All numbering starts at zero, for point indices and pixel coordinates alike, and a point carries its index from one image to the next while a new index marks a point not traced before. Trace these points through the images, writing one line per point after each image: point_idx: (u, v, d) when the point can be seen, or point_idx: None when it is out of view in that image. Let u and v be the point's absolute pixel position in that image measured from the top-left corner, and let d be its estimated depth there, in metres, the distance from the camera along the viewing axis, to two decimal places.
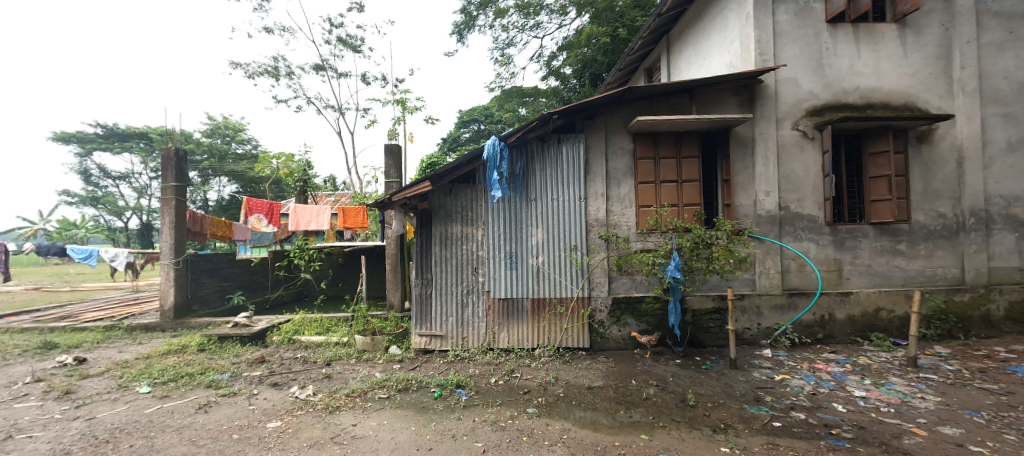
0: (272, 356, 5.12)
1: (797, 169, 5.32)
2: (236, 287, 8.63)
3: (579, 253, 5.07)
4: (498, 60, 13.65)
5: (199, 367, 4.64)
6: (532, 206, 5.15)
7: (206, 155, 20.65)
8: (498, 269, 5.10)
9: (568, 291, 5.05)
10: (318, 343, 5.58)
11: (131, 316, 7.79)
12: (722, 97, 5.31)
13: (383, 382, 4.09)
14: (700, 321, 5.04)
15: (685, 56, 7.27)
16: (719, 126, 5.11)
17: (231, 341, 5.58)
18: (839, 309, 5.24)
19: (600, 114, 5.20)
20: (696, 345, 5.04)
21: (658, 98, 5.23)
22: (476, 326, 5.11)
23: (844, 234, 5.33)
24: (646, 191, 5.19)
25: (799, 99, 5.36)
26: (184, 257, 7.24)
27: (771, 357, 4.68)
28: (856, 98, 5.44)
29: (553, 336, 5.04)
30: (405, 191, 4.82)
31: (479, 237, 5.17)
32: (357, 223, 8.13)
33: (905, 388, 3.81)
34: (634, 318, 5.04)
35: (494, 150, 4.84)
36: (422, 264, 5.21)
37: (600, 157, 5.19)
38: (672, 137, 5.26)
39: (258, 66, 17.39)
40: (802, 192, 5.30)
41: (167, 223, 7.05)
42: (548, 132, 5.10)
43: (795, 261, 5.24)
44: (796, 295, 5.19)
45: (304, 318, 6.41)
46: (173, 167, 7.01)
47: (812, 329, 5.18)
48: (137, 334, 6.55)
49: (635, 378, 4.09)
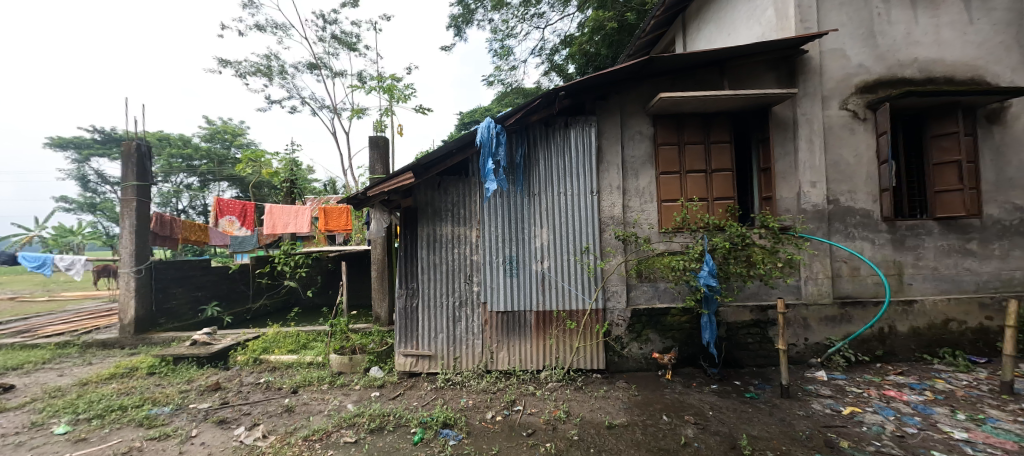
0: (230, 381, 4.35)
1: (846, 155, 4.52)
2: (210, 297, 7.93)
3: (592, 257, 4.28)
4: (498, 52, 12.81)
5: (137, 399, 3.87)
6: (535, 202, 4.36)
7: (205, 159, 19.88)
8: (496, 276, 4.31)
9: (580, 303, 4.26)
10: (288, 363, 4.80)
11: (96, 330, 7.08)
12: (757, 71, 4.50)
13: (353, 418, 3.31)
14: (736, 337, 4.24)
15: (706, 34, 6.47)
16: (756, 104, 4.33)
17: (186, 363, 4.79)
18: (901, 321, 4.42)
19: (614, 93, 4.43)
20: (731, 364, 4.25)
21: (681, 73, 4.45)
22: (470, 344, 4.32)
23: (904, 231, 4.52)
24: (670, 183, 4.42)
25: (848, 74, 4.57)
26: (148, 264, 6.49)
27: (827, 381, 3.86)
28: (913, 71, 4.63)
29: (562, 356, 4.24)
30: (385, 184, 4.05)
31: (473, 239, 4.39)
32: (341, 225, 7.20)
33: (1015, 427, 2.97)
34: (657, 334, 4.24)
35: (488, 134, 4.06)
36: (408, 271, 4.44)
37: (615, 143, 4.41)
38: (699, 120, 4.48)
39: (249, 65, 16.81)
40: (854, 183, 4.50)
41: (126, 227, 6.29)
42: (554, 114, 4.33)
43: (847, 264, 4.43)
44: (850, 305, 4.39)
45: (277, 333, 5.63)
46: (134, 164, 6.28)
47: (870, 345, 4.37)
48: (91, 353, 5.81)
49: (667, 413, 3.27)
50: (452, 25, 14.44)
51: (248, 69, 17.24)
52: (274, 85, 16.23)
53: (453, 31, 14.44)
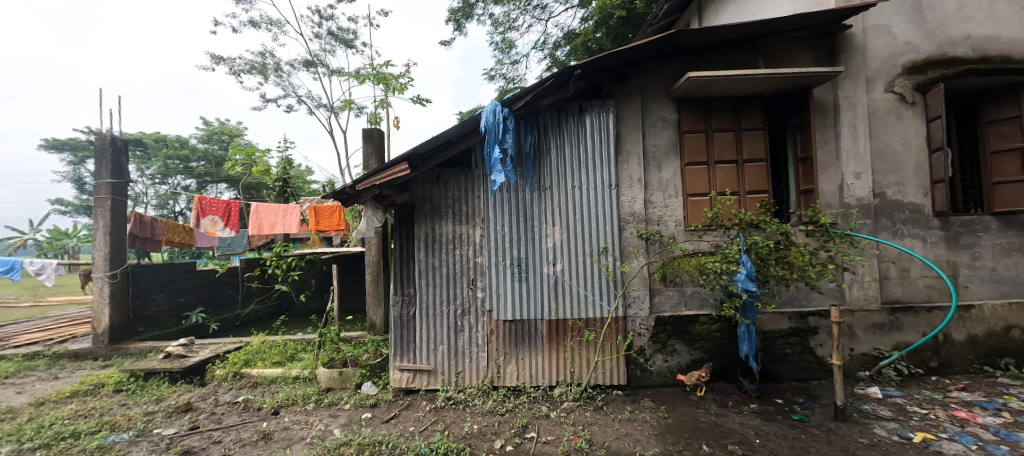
0: (203, 400, 3.87)
1: (893, 143, 4.04)
2: (195, 303, 7.48)
3: (611, 259, 3.80)
4: (498, 46, 12.32)
5: (93, 423, 3.38)
6: (546, 197, 3.88)
7: (203, 161, 19.33)
8: (503, 281, 3.83)
9: (598, 311, 3.78)
10: (271, 378, 4.31)
11: (71, 339, 6.60)
12: (793, 49, 4.02)
13: (339, 449, 2.83)
14: (773, 348, 3.77)
15: (725, 17, 5.97)
16: (795, 86, 3.85)
17: (158, 378, 4.30)
18: (957, 329, 3.94)
19: (634, 74, 3.96)
20: (768, 379, 3.77)
21: (709, 52, 3.99)
22: (474, 357, 3.83)
23: (959, 228, 4.03)
24: (696, 175, 3.94)
25: (893, 53, 4.09)
26: (125, 269, 6.03)
27: (883, 399, 3.38)
28: (966, 49, 4.14)
29: (578, 370, 3.76)
30: (375, 177, 3.54)
31: (477, 239, 3.91)
32: (332, 224, 6.65)
33: None
34: (685, 344, 3.76)
35: (493, 118, 3.58)
36: (403, 275, 3.96)
37: (635, 130, 3.93)
38: (729, 104, 4.00)
39: (244, 62, 16.34)
40: (902, 174, 4.03)
41: (100, 228, 5.82)
42: (567, 98, 3.86)
43: (895, 265, 3.95)
44: (900, 311, 3.91)
45: (262, 343, 5.16)
46: (109, 159, 5.81)
47: (923, 355, 3.90)
48: (60, 365, 5.33)
49: (708, 442, 2.79)
50: (452, 20, 13.99)
51: (243, 66, 16.77)
52: (270, 82, 15.75)
53: (453, 26, 13.98)
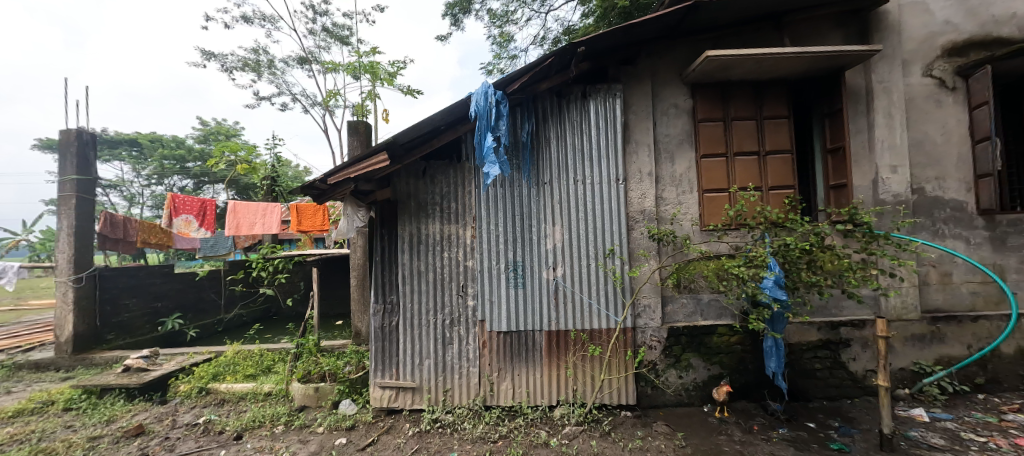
0: (159, 422, 3.43)
1: (932, 133, 3.62)
2: (172, 308, 7.05)
3: (618, 263, 3.38)
4: (496, 40, 11.89)
5: (25, 451, 2.95)
6: (545, 193, 3.46)
7: (197, 161, 18.79)
8: (496, 287, 3.41)
9: (605, 321, 3.36)
10: (240, 394, 3.88)
11: (38, 348, 6.18)
12: (821, 28, 3.61)
13: None
14: (800, 363, 3.35)
15: None
16: (824, 69, 3.44)
17: (114, 395, 3.87)
18: (1005, 341, 3.51)
19: (644, 56, 3.54)
20: (795, 397, 3.35)
21: (727, 32, 3.58)
22: (464, 373, 3.41)
23: (1006, 228, 3.60)
24: (713, 168, 3.52)
25: (931, 33, 3.67)
26: (92, 271, 5.61)
27: (931, 424, 2.94)
28: (1013, 29, 3.71)
29: (581, 388, 3.34)
30: (352, 169, 3.12)
31: (468, 240, 3.49)
32: (316, 225, 6.21)
33: None
34: (701, 359, 3.34)
35: (485, 103, 3.17)
36: (386, 279, 3.54)
37: (645, 118, 3.51)
38: (749, 89, 3.59)
39: (235, 58, 15.88)
40: (942, 167, 3.61)
41: (63, 228, 5.39)
42: (569, 81, 3.44)
43: (936, 269, 3.53)
44: (942, 321, 3.48)
45: (235, 354, 4.73)
46: (74, 154, 5.38)
47: (968, 371, 3.47)
48: (16, 377, 4.90)
49: None
50: (449, 14, 13.57)
51: (235, 63, 16.33)
52: (263, 79, 15.33)
53: (450, 20, 13.56)
